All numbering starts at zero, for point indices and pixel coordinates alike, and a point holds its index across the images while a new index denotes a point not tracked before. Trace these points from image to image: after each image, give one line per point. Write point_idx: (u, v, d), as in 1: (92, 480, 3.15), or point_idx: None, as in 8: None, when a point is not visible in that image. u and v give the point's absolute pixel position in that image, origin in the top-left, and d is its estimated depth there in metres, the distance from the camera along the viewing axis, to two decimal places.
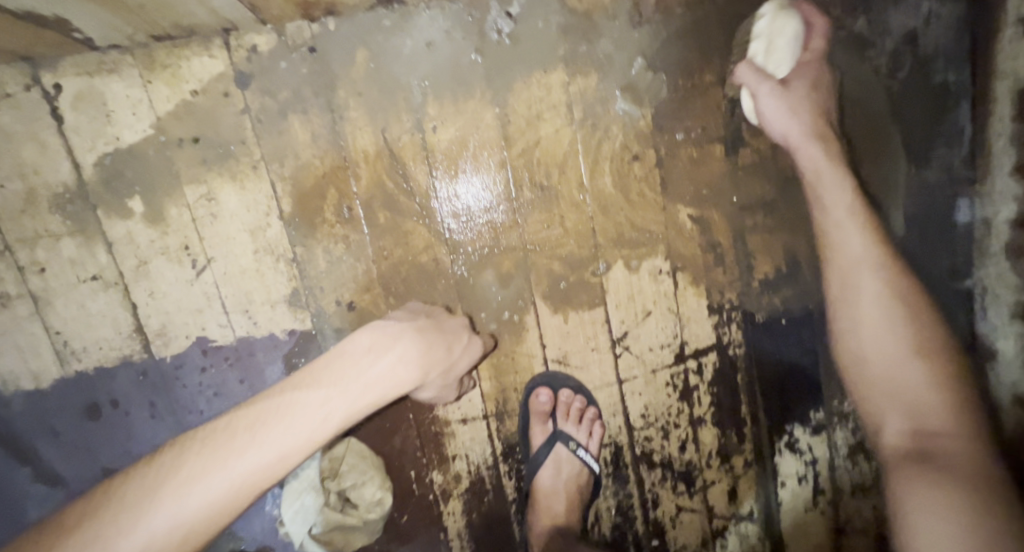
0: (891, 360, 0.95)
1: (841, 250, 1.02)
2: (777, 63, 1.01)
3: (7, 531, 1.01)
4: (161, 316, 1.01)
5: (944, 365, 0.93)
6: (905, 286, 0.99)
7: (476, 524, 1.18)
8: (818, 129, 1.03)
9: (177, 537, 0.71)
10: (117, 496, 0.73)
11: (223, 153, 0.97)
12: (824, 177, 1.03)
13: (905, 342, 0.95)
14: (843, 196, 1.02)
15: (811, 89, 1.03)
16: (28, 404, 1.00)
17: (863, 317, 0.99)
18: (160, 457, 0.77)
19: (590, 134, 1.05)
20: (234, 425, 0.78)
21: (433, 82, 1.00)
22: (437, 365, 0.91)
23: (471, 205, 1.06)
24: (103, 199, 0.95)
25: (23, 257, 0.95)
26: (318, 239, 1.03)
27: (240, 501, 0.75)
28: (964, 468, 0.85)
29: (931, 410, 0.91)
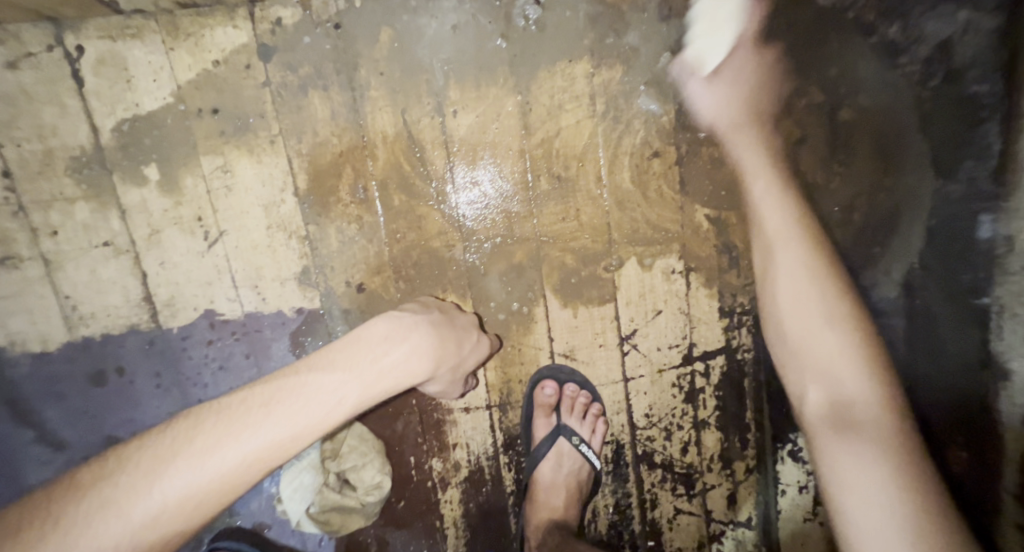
0: (806, 329, 0.97)
1: (763, 222, 1.03)
2: (710, 52, 1.02)
3: (8, 490, 1.02)
4: (170, 287, 1.00)
5: (856, 328, 0.96)
6: (826, 250, 1.01)
7: (473, 514, 1.18)
8: (741, 120, 1.05)
9: (189, 504, 0.71)
10: (132, 460, 0.73)
11: (242, 125, 0.96)
12: (754, 167, 1.05)
13: (822, 307, 0.97)
14: (761, 184, 1.04)
15: (738, 81, 1.04)
16: (35, 366, 1.00)
17: (779, 292, 1.01)
18: (175, 425, 0.77)
19: (612, 127, 1.04)
20: (249, 400, 0.78)
21: (455, 65, 0.99)
22: (448, 360, 0.93)
23: (488, 190, 1.05)
24: (120, 165, 0.95)
25: (37, 219, 0.94)
26: (331, 218, 1.02)
27: (250, 476, 0.75)
28: (887, 437, 0.88)
29: (849, 377, 0.93)
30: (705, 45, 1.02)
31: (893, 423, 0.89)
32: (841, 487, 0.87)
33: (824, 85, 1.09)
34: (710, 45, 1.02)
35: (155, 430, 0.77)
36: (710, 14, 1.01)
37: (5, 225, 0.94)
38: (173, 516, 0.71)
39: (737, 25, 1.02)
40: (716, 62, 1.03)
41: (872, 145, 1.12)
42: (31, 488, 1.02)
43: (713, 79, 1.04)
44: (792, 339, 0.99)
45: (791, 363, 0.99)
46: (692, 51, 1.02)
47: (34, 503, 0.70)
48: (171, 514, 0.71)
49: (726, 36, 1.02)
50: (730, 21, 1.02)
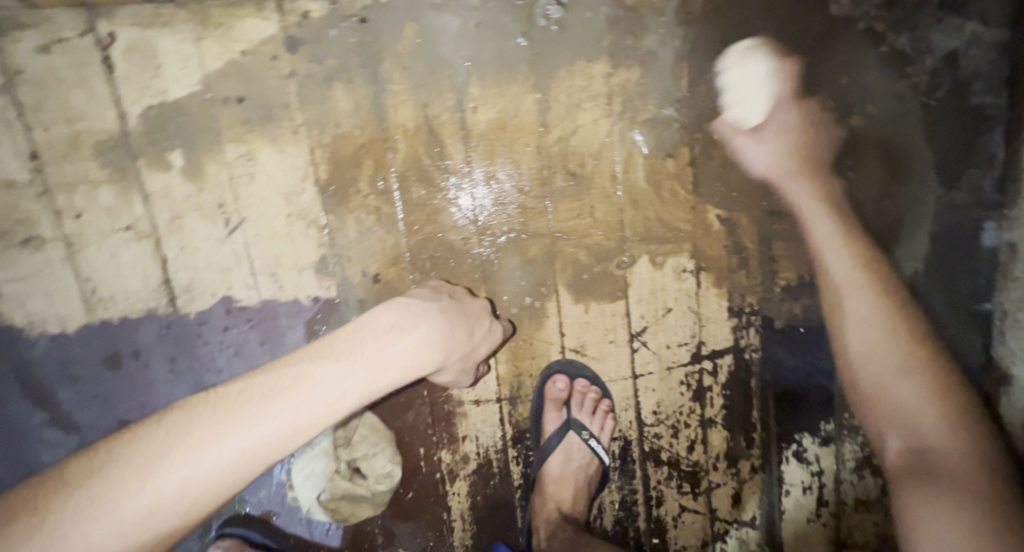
0: (878, 376, 0.99)
1: (827, 271, 1.08)
2: (749, 112, 1.08)
3: (19, 471, 1.02)
4: (190, 272, 1.02)
5: (930, 378, 0.95)
6: (897, 302, 1.03)
7: (480, 507, 1.19)
8: (796, 168, 1.10)
9: (185, 501, 0.69)
10: (124, 455, 0.71)
11: (267, 115, 0.98)
12: (813, 214, 1.10)
13: (894, 351, 0.99)
14: (826, 225, 1.09)
15: (784, 132, 1.09)
16: (51, 348, 1.01)
17: (848, 337, 1.04)
18: (169, 419, 0.75)
19: (628, 127, 1.06)
20: (248, 392, 0.77)
21: (477, 62, 1.01)
22: (458, 349, 0.93)
23: (505, 185, 1.06)
24: (145, 151, 0.96)
25: (61, 201, 0.96)
26: (350, 208, 1.04)
27: (249, 472, 0.73)
28: (965, 479, 0.84)
29: (925, 424, 0.92)
30: (743, 105, 1.07)
31: (975, 471, 0.85)
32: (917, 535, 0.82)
33: (834, 92, 1.08)
34: (748, 106, 1.07)
35: (149, 423, 0.75)
36: (744, 76, 1.06)
37: (29, 207, 0.95)
38: (168, 512, 0.69)
39: (772, 82, 1.07)
40: (758, 117, 1.08)
41: (880, 153, 1.09)
42: (42, 469, 1.02)
43: (756, 134, 1.09)
44: (867, 387, 1.00)
45: (871, 410, 0.99)
46: (732, 112, 1.08)
47: (18, 502, 0.68)
48: (167, 511, 0.69)
49: (760, 94, 1.07)
50: (761, 79, 1.07)
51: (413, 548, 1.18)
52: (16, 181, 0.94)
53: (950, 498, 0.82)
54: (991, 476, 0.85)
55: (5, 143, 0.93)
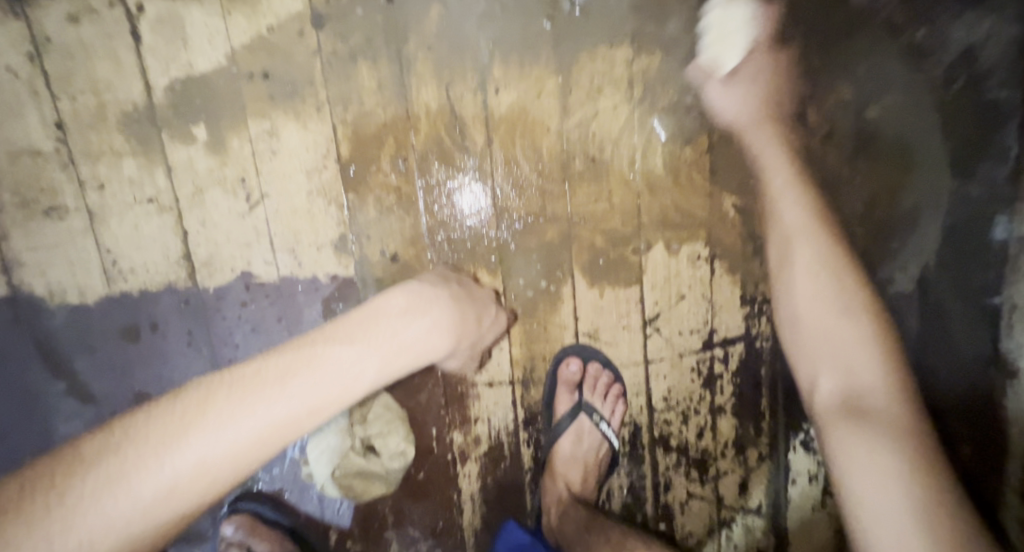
0: (824, 321, 1.05)
1: (781, 218, 1.11)
2: (725, 55, 1.07)
3: (36, 439, 1.03)
4: (210, 246, 1.02)
5: (875, 329, 1.04)
6: (835, 255, 1.09)
7: (490, 489, 1.20)
8: (762, 115, 1.11)
9: (204, 479, 0.69)
10: (142, 432, 0.70)
11: (291, 91, 0.99)
12: (774, 163, 1.12)
13: (835, 299, 1.05)
14: (783, 172, 1.12)
15: (757, 78, 1.10)
16: (69, 319, 1.01)
17: (796, 284, 1.09)
18: (181, 398, 0.74)
19: (648, 113, 1.07)
20: (263, 372, 0.76)
21: (501, 45, 1.02)
22: (466, 337, 1.01)
23: (471, 185, 1.07)
24: (169, 124, 0.97)
25: (85, 172, 0.97)
26: (370, 187, 1.04)
27: (263, 452, 0.73)
28: (895, 420, 0.94)
29: (861, 366, 1.01)
30: (719, 47, 1.07)
31: (905, 415, 0.96)
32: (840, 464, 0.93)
33: (853, 82, 1.10)
34: (725, 47, 1.07)
35: (163, 401, 0.74)
36: (724, 20, 1.06)
37: (54, 177, 0.96)
38: (186, 491, 0.68)
39: (750, 28, 1.08)
40: (732, 64, 1.08)
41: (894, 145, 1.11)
42: (59, 438, 1.03)
43: (728, 80, 1.08)
44: (803, 326, 1.08)
45: (790, 341, 1.10)
46: (709, 55, 1.07)
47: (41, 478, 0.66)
48: (185, 489, 0.68)
49: (738, 38, 1.08)
50: (743, 24, 1.07)
51: (422, 528, 1.19)
52: (43, 150, 0.95)
53: (886, 441, 0.91)
54: (917, 419, 0.97)
55: (32, 112, 0.94)
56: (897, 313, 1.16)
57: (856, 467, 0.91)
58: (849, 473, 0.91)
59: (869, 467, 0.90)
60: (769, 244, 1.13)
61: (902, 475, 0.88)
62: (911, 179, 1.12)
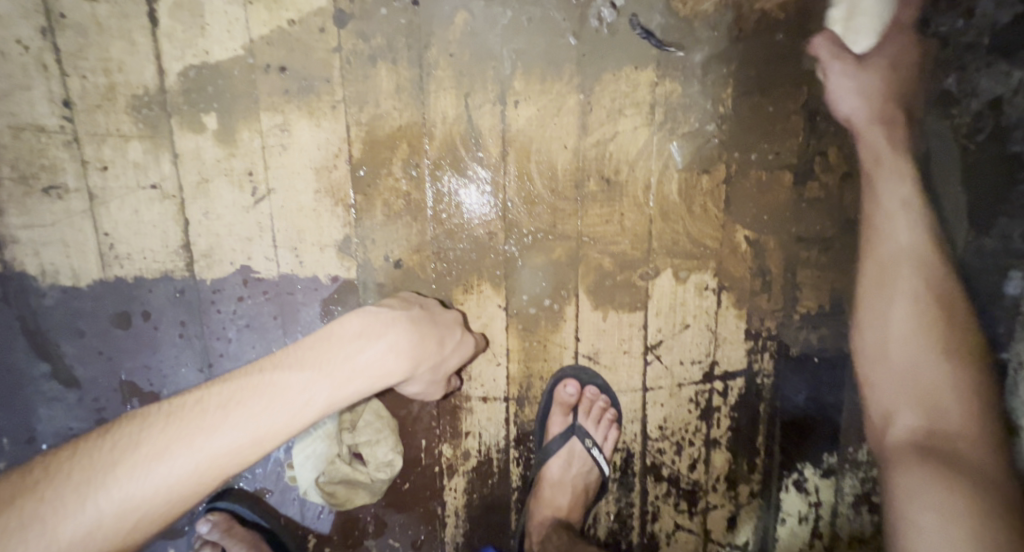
0: (912, 358, 1.09)
1: (889, 240, 1.10)
2: (855, 35, 1.06)
3: (16, 420, 1.01)
4: (210, 238, 1.00)
5: (959, 375, 1.07)
6: (934, 298, 1.09)
7: (475, 506, 1.17)
8: (878, 113, 1.08)
9: (130, 519, 0.64)
10: (61, 470, 0.65)
11: (307, 87, 0.97)
12: (897, 198, 1.09)
13: (925, 342, 1.08)
14: (899, 188, 1.09)
15: (893, 68, 1.06)
16: (59, 301, 0.98)
17: (893, 315, 1.11)
18: (115, 430, 0.69)
19: (667, 138, 1.05)
20: (205, 401, 0.72)
21: (523, 56, 1.00)
22: (427, 359, 0.88)
23: (467, 186, 1.04)
24: (180, 110, 0.95)
25: (88, 152, 0.94)
26: (380, 189, 1.02)
27: (201, 486, 0.68)
28: (967, 465, 0.99)
29: (939, 409, 1.05)
30: (849, 25, 1.06)
31: (977, 462, 1.00)
32: (909, 487, 0.98)
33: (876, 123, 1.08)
34: (854, 25, 1.05)
35: (91, 436, 0.69)
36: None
37: (56, 155, 0.94)
38: (108, 532, 0.63)
39: (890, 7, 1.04)
40: (863, 49, 1.06)
41: (912, 188, 1.09)
42: (41, 421, 1.01)
43: (860, 64, 1.06)
44: (892, 361, 1.11)
45: (882, 379, 1.12)
46: (837, 29, 1.05)
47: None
48: (108, 530, 0.63)
49: (870, 20, 1.05)
50: (877, 6, 1.05)
51: (403, 540, 1.17)
52: (47, 127, 0.93)
53: (963, 477, 0.96)
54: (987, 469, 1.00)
55: (40, 86, 0.91)
56: None
57: (926, 493, 0.95)
58: (919, 496, 0.96)
59: (937, 494, 0.94)
60: (868, 264, 1.12)
61: (958, 507, 0.92)
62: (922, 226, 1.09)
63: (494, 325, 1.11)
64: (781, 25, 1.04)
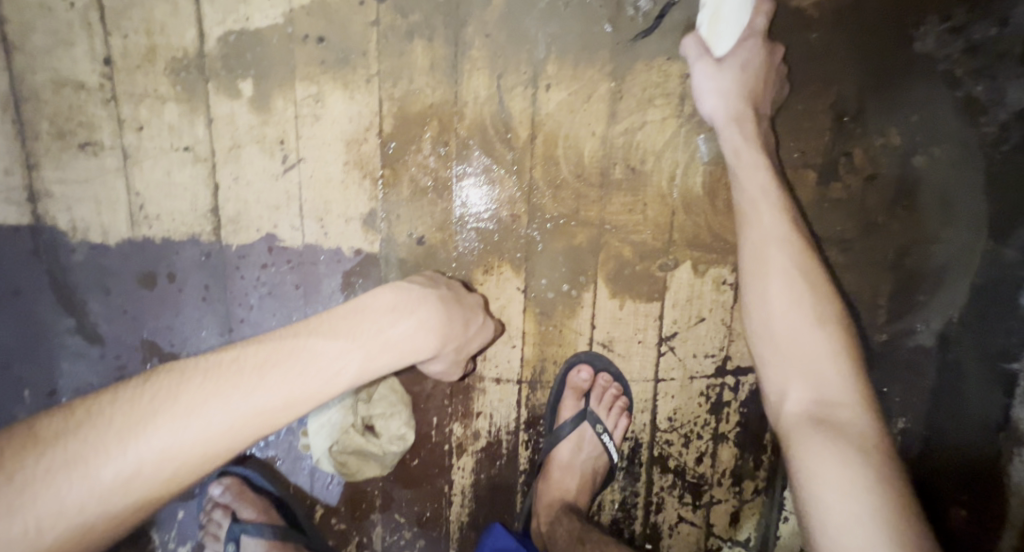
0: (794, 333, 0.85)
1: (754, 225, 0.93)
2: (718, 37, 0.99)
3: (38, 373, 1.02)
4: (239, 204, 1.01)
5: (849, 336, 0.85)
6: (813, 268, 0.89)
7: (482, 486, 1.18)
8: (743, 113, 0.99)
9: (168, 469, 0.62)
10: (102, 416, 0.63)
11: (343, 59, 0.98)
12: (756, 181, 0.96)
13: (808, 312, 0.85)
14: (759, 176, 0.96)
15: (745, 69, 0.99)
16: (88, 258, 1.00)
17: (771, 292, 0.88)
18: (154, 380, 0.67)
19: (694, 130, 1.06)
20: (241, 360, 0.70)
21: (556, 41, 1.01)
22: (453, 338, 0.89)
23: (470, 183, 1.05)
24: (217, 74, 0.96)
25: (125, 111, 0.95)
26: (408, 165, 1.03)
27: (236, 444, 0.66)
28: (860, 439, 0.76)
29: (833, 377, 0.81)
30: (714, 27, 0.98)
31: (875, 436, 0.77)
32: (806, 470, 0.76)
33: (904, 129, 1.08)
34: (718, 28, 0.98)
35: (130, 384, 0.67)
36: None
37: (93, 112, 0.95)
38: (147, 481, 0.61)
39: (748, 11, 0.99)
40: (723, 47, 0.99)
41: (934, 195, 1.10)
42: (63, 376, 1.03)
43: (718, 65, 0.99)
44: (781, 341, 0.86)
45: (764, 362, 0.87)
46: (702, 31, 1.00)
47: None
48: (147, 477, 0.61)
49: (735, 23, 0.98)
50: (738, 7, 0.98)
51: (409, 516, 1.18)
52: (86, 84, 0.94)
53: (854, 455, 0.74)
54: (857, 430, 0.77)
55: (82, 43, 0.93)
56: (914, 365, 1.17)
57: (822, 475, 0.74)
58: (818, 484, 0.74)
59: (825, 473, 0.74)
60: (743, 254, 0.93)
61: (860, 486, 0.72)
62: (938, 233, 1.11)
63: (512, 307, 1.12)
64: (815, 24, 1.05)
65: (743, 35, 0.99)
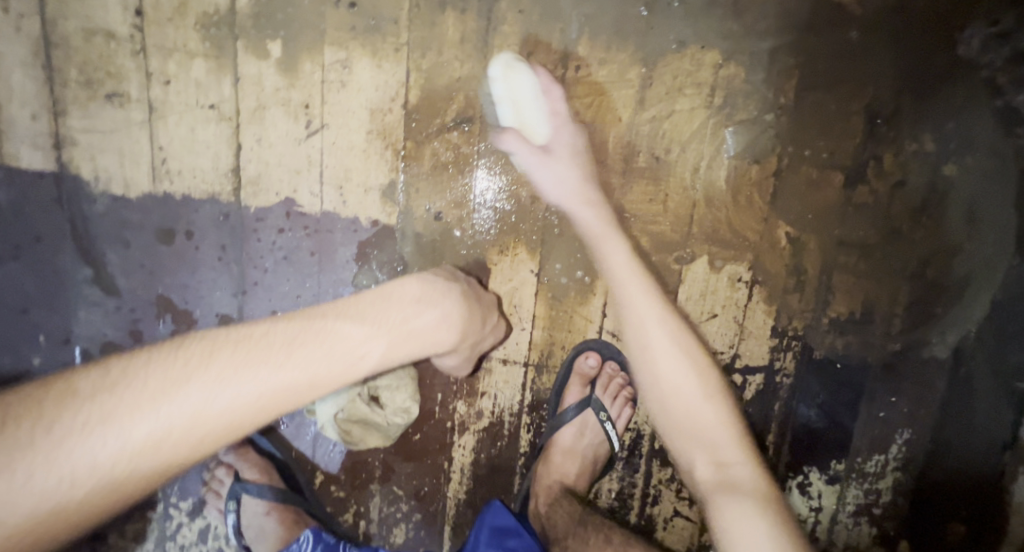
0: (687, 406, 0.88)
1: (627, 303, 0.94)
2: (530, 125, 1.01)
3: (52, 321, 1.03)
4: (260, 165, 1.01)
5: (726, 393, 0.91)
6: (687, 339, 0.93)
7: (481, 466, 1.19)
8: (592, 198, 1.02)
9: (197, 436, 0.60)
10: (136, 375, 0.61)
11: (374, 26, 0.97)
12: (623, 271, 0.95)
13: (669, 361, 0.91)
14: (618, 251, 0.97)
15: (574, 157, 1.03)
16: (109, 210, 1.00)
17: (656, 361, 0.91)
18: (187, 345, 0.65)
19: (722, 122, 1.05)
20: (272, 334, 0.69)
21: (590, 23, 1.00)
22: (470, 335, 0.91)
23: (481, 182, 1.05)
24: (247, 34, 0.96)
25: (154, 64, 0.95)
26: (430, 138, 1.03)
27: (262, 417, 0.65)
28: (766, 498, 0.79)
29: (711, 422, 0.87)
30: (522, 117, 1.01)
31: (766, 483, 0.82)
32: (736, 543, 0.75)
33: (938, 136, 1.06)
34: (525, 117, 1.01)
35: (164, 347, 0.65)
36: (514, 87, 0.99)
37: (122, 62, 0.95)
38: (177, 446, 0.59)
39: (541, 97, 1.01)
40: (542, 137, 1.02)
41: (963, 206, 1.08)
42: (77, 324, 1.04)
43: (545, 151, 1.02)
44: (676, 411, 0.88)
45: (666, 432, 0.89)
46: (508, 123, 1.01)
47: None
48: (176, 442, 0.59)
49: (536, 111, 1.01)
50: (533, 96, 1.00)
51: (406, 489, 1.19)
52: (117, 34, 0.94)
53: (762, 510, 0.77)
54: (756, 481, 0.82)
55: None
56: (925, 378, 1.15)
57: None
58: None
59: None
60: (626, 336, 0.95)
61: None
62: (965, 244, 1.09)
63: (524, 290, 1.11)
64: (855, 22, 1.03)
65: (553, 120, 1.02)
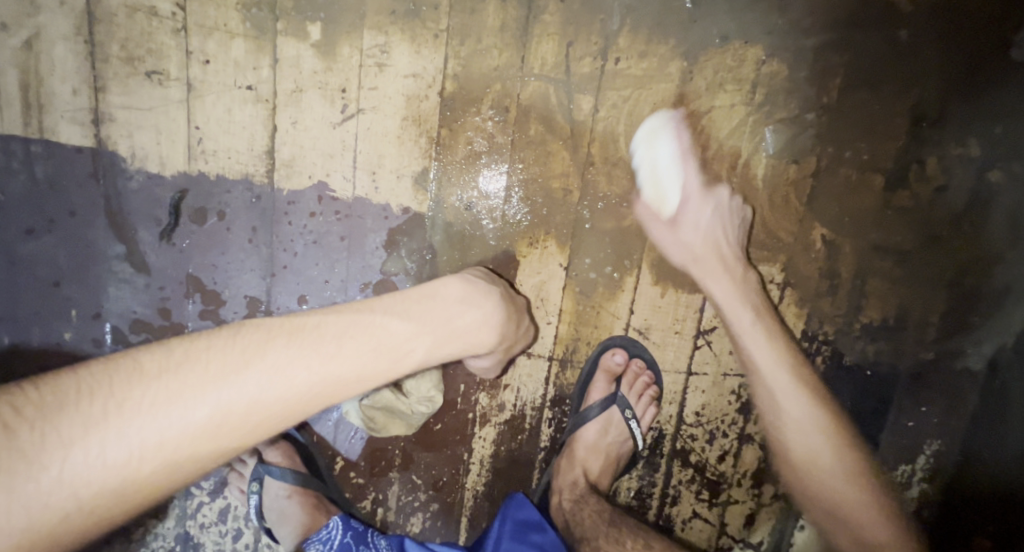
0: (811, 442, 0.98)
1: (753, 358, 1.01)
2: (666, 195, 1.04)
3: (83, 295, 1.04)
4: (294, 148, 1.01)
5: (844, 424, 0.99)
6: (813, 386, 1.00)
7: (500, 458, 1.18)
8: (718, 267, 1.03)
9: (251, 421, 0.60)
10: (197, 356, 0.61)
11: (414, 11, 0.97)
12: (752, 330, 1.01)
13: (797, 405, 0.98)
14: (744, 318, 1.02)
15: (702, 226, 1.03)
16: (144, 187, 1.01)
17: (783, 407, 0.99)
18: (245, 331, 0.65)
19: (762, 120, 1.03)
20: (323, 327, 0.68)
21: (631, 14, 0.99)
22: (506, 338, 0.89)
23: (490, 187, 1.05)
24: (287, 15, 0.95)
25: (194, 43, 0.95)
26: (465, 126, 1.02)
27: (311, 406, 0.65)
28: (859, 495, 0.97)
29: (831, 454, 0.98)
30: (658, 189, 1.04)
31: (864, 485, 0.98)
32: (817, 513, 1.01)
33: (984, 140, 1.03)
34: (660, 189, 1.04)
35: (219, 331, 0.65)
36: (653, 156, 1.03)
37: (163, 40, 0.95)
38: (232, 430, 0.59)
39: (679, 167, 1.03)
40: (674, 208, 1.04)
41: (1006, 214, 1.05)
42: (108, 300, 1.04)
43: (675, 222, 1.05)
44: (804, 447, 0.98)
45: (791, 469, 1.01)
46: (646, 192, 1.05)
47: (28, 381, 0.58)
48: (233, 425, 0.60)
49: (671, 181, 1.03)
50: (669, 164, 1.03)
51: (425, 479, 1.19)
52: (160, 12, 0.94)
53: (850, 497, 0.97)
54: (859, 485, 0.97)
55: None
56: (957, 389, 1.13)
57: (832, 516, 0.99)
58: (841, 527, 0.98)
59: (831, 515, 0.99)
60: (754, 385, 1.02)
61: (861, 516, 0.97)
62: (1004, 252, 1.07)
63: (552, 284, 1.10)
64: (904, 21, 1.00)
65: (688, 192, 1.04)
